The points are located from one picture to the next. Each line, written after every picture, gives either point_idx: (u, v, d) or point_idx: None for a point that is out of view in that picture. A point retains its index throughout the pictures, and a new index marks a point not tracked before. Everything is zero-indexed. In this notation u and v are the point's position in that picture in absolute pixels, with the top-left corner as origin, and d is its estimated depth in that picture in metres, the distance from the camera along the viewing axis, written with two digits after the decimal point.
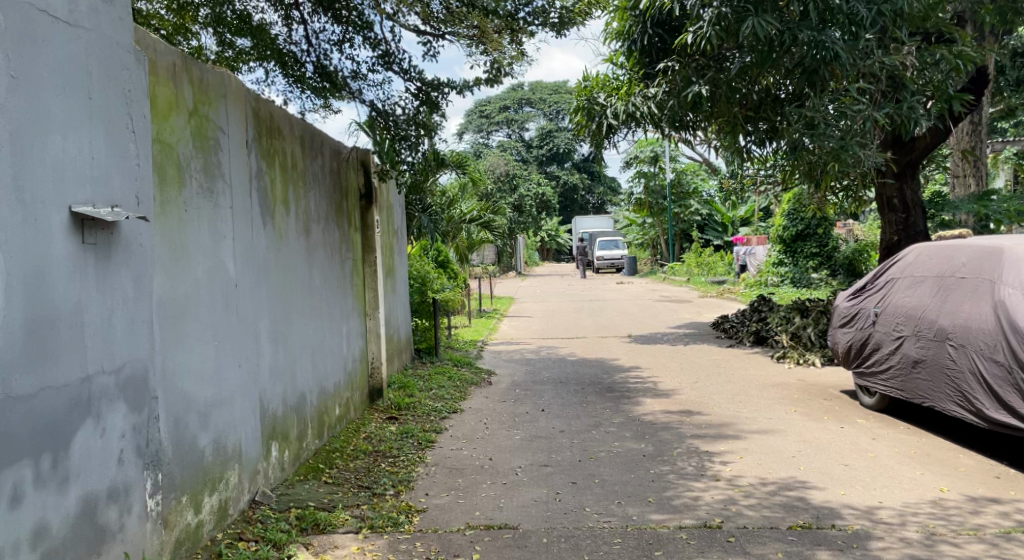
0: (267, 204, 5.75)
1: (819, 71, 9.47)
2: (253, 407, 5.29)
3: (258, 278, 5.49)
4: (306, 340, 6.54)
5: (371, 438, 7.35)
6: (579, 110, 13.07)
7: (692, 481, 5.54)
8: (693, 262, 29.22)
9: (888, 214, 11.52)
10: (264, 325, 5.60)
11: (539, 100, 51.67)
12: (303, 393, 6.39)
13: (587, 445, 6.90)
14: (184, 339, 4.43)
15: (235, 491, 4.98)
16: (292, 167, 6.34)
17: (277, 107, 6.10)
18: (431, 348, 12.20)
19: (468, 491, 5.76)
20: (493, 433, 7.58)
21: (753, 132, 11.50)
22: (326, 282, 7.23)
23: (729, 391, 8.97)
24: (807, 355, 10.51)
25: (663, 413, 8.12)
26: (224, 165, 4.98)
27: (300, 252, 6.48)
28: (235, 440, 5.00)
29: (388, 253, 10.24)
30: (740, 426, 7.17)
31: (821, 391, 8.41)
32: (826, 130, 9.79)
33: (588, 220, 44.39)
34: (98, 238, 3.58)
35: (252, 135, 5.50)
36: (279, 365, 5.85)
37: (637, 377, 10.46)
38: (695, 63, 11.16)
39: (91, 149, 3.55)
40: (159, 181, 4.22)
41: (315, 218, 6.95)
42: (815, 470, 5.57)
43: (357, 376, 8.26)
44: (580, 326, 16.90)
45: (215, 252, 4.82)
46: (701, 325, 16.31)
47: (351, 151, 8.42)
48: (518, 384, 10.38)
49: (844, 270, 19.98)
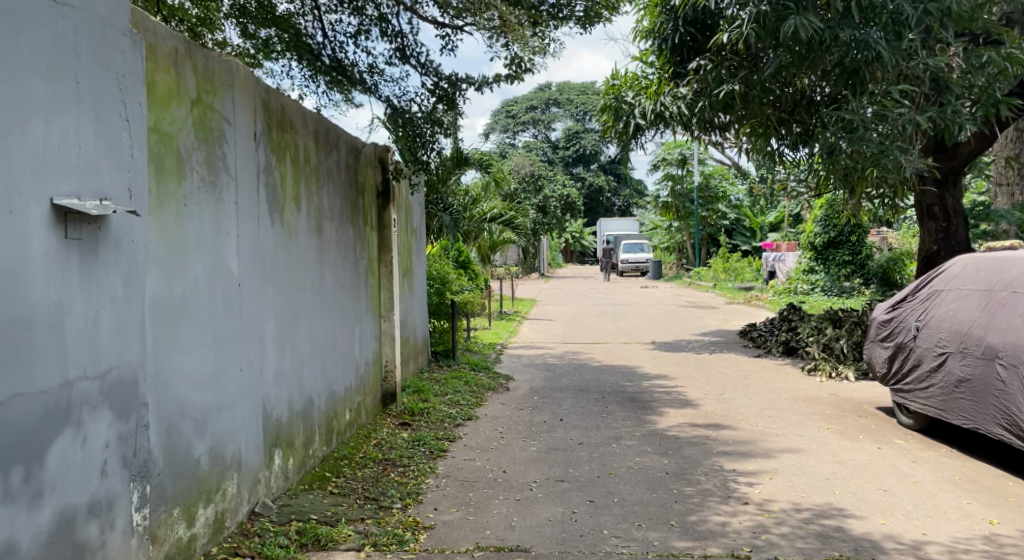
0: (276, 200, 5.49)
1: (859, 72, 9.17)
2: (256, 413, 5.05)
3: (264, 278, 5.23)
4: (315, 342, 6.27)
5: (381, 445, 7.08)
6: (606, 109, 12.80)
7: (719, 505, 5.21)
8: (720, 267, 28.74)
9: (928, 223, 11.09)
10: (270, 327, 5.34)
11: (567, 100, 51.31)
12: (311, 398, 6.13)
13: (608, 459, 6.58)
14: (180, 342, 4.17)
15: (234, 502, 4.73)
16: (304, 161, 6.08)
17: (289, 99, 5.83)
18: (448, 351, 11.93)
19: (481, 507, 5.47)
20: (509, 443, 7.28)
21: (785, 136, 11.31)
22: (339, 282, 6.97)
23: (756, 404, 8.61)
24: (840, 368, 10.12)
25: (687, 426, 7.78)
26: (229, 158, 4.72)
27: (311, 251, 6.22)
28: (236, 448, 4.76)
29: (406, 253, 9.98)
30: (769, 443, 6.83)
31: (855, 407, 8.03)
32: (865, 134, 9.39)
33: (614, 222, 43.98)
34: (83, 232, 3.31)
35: (262, 127, 5.24)
36: (285, 369, 5.59)
37: (661, 386, 10.12)
38: (728, 62, 10.80)
39: (78, 138, 3.28)
40: (156, 173, 3.96)
41: (328, 216, 6.69)
42: (852, 495, 5.23)
43: (370, 379, 8.00)
44: (602, 331, 16.55)
45: (217, 251, 4.55)
46: (728, 333, 15.90)
47: (368, 147, 8.15)
48: (537, 390, 10.08)
49: (878, 279, 19.44)
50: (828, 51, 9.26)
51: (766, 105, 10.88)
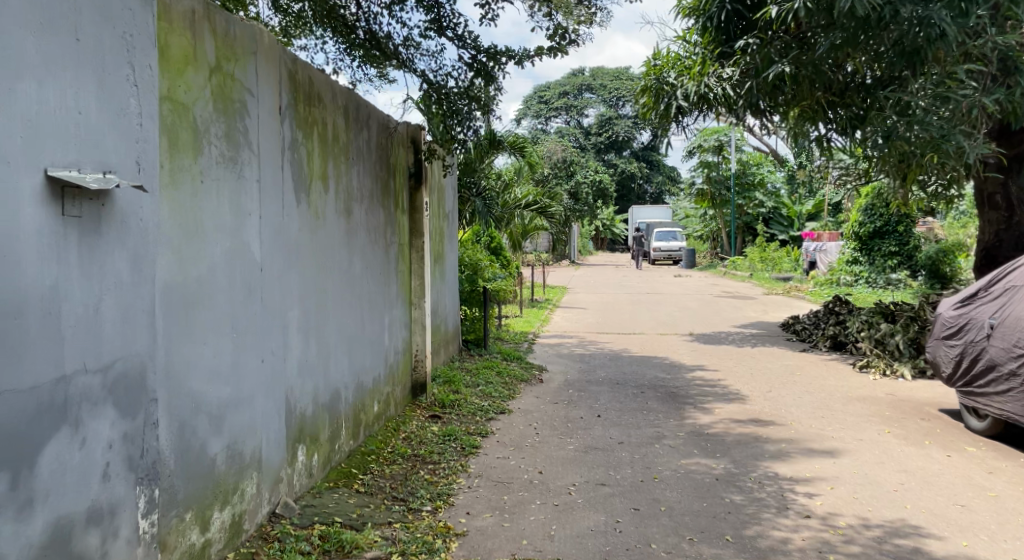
0: (302, 180, 5.12)
1: (921, 51, 8.59)
2: (278, 407, 4.70)
3: (287, 262, 4.87)
4: (342, 331, 5.91)
5: (410, 439, 6.72)
6: (646, 90, 12.51)
7: (779, 518, 5.17)
8: (757, 257, 28.19)
9: (988, 212, 10.63)
10: (294, 315, 4.98)
11: (601, 86, 50.63)
12: (337, 389, 5.78)
13: (652, 461, 6.26)
14: (197, 333, 3.82)
15: (253, 503, 4.38)
16: (332, 138, 5.70)
17: (317, 71, 5.45)
18: (479, 340, 11.61)
19: (516, 512, 5.18)
20: (544, 441, 6.89)
21: (834, 119, 10.92)
22: (368, 268, 6.60)
23: (808, 404, 8.28)
24: (895, 366, 9.81)
25: (733, 422, 7.42)
26: (252, 131, 4.35)
27: (339, 234, 5.85)
28: (256, 446, 4.41)
29: (438, 237, 9.62)
30: (823, 448, 6.55)
31: (916, 410, 7.82)
32: (925, 118, 9.11)
33: (646, 210, 43.33)
34: (83, 209, 2.96)
35: (287, 100, 4.87)
36: (309, 360, 5.23)
37: (702, 380, 9.73)
38: (779, 42, 10.26)
39: (78, 102, 2.92)
40: (171, 146, 3.58)
41: (357, 197, 6.31)
42: (927, 510, 5.27)
43: (400, 368, 7.64)
44: (636, 321, 16.12)
45: (237, 232, 4.19)
46: (769, 325, 15.41)
47: (400, 126, 7.77)
48: (572, 383, 9.68)
49: (927, 272, 18.50)
50: (885, 29, 8.66)
51: (818, 86, 10.39)
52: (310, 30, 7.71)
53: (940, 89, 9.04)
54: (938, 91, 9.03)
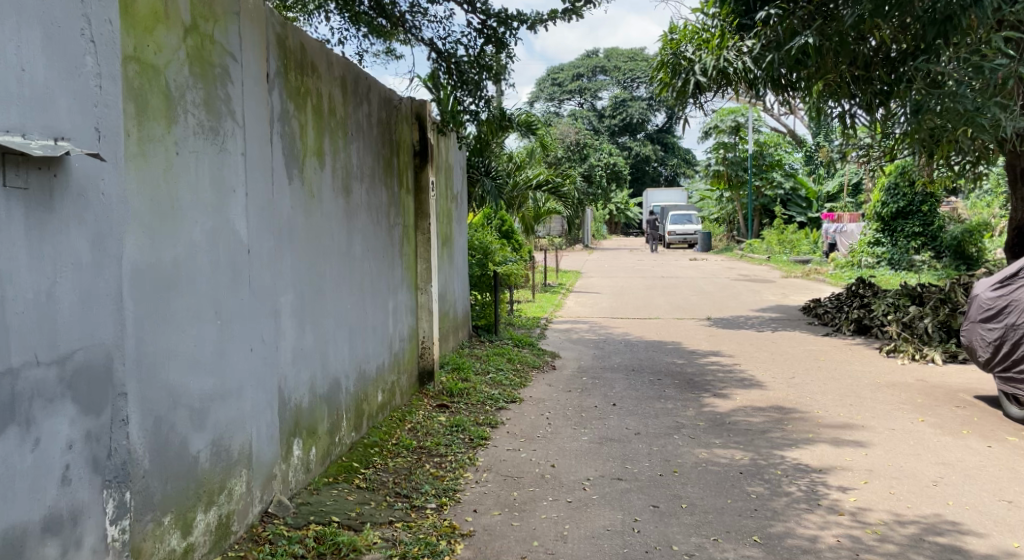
0: (294, 155, 4.77)
1: (954, 19, 8.16)
2: (271, 398, 4.35)
3: (278, 242, 4.53)
4: (341, 317, 5.57)
5: (416, 431, 6.39)
6: (663, 66, 12.17)
7: (806, 514, 4.81)
8: (774, 239, 27.94)
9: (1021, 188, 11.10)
10: (286, 299, 4.64)
11: (615, 68, 50.01)
12: (336, 378, 5.44)
13: (671, 453, 5.93)
14: (174, 318, 3.46)
15: (243, 503, 4.03)
16: (328, 112, 5.35)
17: (311, 38, 5.10)
18: (490, 326, 11.27)
19: (527, 509, 4.87)
20: (557, 432, 6.55)
21: (858, 94, 10.55)
22: (369, 251, 6.26)
23: (834, 392, 7.95)
24: (924, 350, 9.92)
25: (755, 409, 7.08)
26: (235, 99, 4.00)
27: (336, 214, 5.50)
28: (246, 441, 4.05)
29: (446, 219, 9.28)
30: (851, 438, 6.21)
31: (945, 405, 7.56)
32: (962, 90, 8.66)
33: (661, 193, 42.83)
34: (30, 179, 2.61)
35: (276, 68, 4.52)
36: (305, 347, 4.88)
37: (720, 366, 9.35)
38: (802, 12, 10.03)
39: (22, 57, 2.57)
40: (138, 111, 3.23)
41: (357, 175, 5.97)
42: (970, 507, 4.92)
43: (405, 356, 7.31)
44: (653, 306, 15.75)
45: (219, 209, 3.85)
46: (788, 309, 15.04)
47: (405, 101, 7.41)
48: (586, 370, 9.31)
49: (951, 252, 18.48)
50: None
51: (842, 59, 10.05)
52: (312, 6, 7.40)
53: (974, 59, 8.64)
54: (973, 60, 8.65)
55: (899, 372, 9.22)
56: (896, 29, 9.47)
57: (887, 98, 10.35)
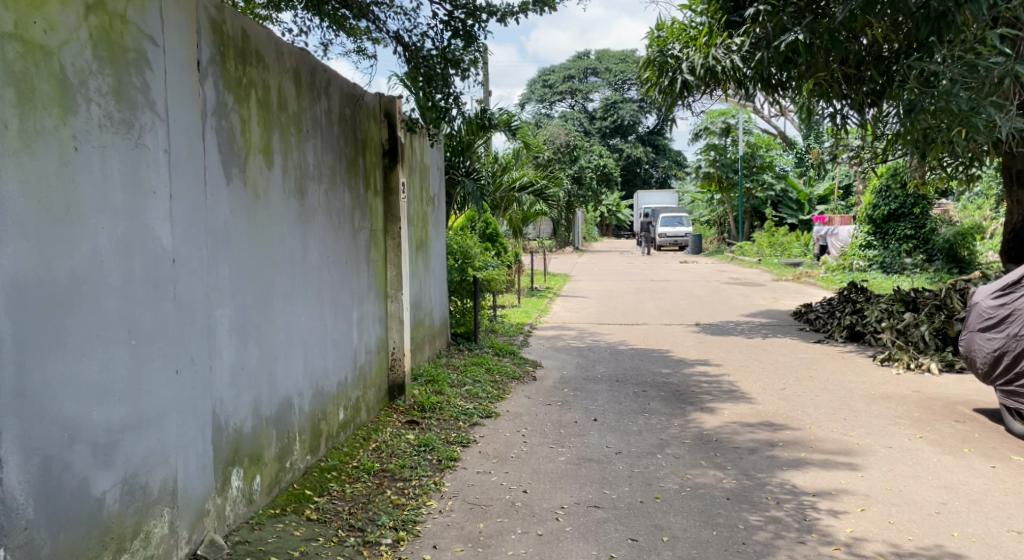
0: (233, 152, 4.28)
1: (948, 15, 7.80)
2: (205, 425, 3.87)
3: (213, 249, 4.05)
4: (294, 330, 5.08)
5: (380, 451, 5.90)
6: (649, 64, 11.82)
7: (796, 546, 4.37)
8: (765, 241, 27.61)
9: (1017, 191, 10.79)
10: (224, 313, 4.15)
11: (605, 70, 49.74)
12: (288, 397, 4.94)
13: (653, 476, 5.47)
14: (69, 336, 3.01)
15: (165, 546, 3.53)
16: (278, 106, 4.88)
17: (256, 26, 4.63)
18: (470, 334, 10.77)
19: (492, 545, 4.41)
20: (532, 451, 6.09)
21: (849, 95, 10.16)
22: (329, 258, 5.78)
23: (827, 406, 7.53)
24: (920, 359, 9.55)
25: (744, 425, 6.65)
26: (155, 88, 3.54)
27: (287, 218, 5.01)
28: (170, 476, 3.57)
29: (420, 223, 8.82)
30: (845, 459, 5.76)
31: (944, 419, 7.14)
32: (955, 89, 8.31)
33: (651, 195, 42.51)
34: None
35: (210, 55, 4.05)
36: (248, 366, 4.39)
37: (708, 376, 8.91)
38: (793, 7, 9.51)
39: None
40: (20, 99, 2.85)
41: (314, 175, 5.49)
42: (977, 539, 4.47)
43: (373, 370, 6.83)
44: (640, 311, 15.32)
45: (134, 213, 3.38)
46: (779, 314, 14.64)
47: (371, 97, 6.95)
48: (568, 381, 8.85)
49: (943, 255, 18.18)
50: None
51: (833, 58, 9.68)
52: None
53: (969, 57, 8.30)
54: (966, 59, 8.30)
55: (894, 382, 8.80)
56: (888, 29, 9.06)
57: (881, 98, 9.92)
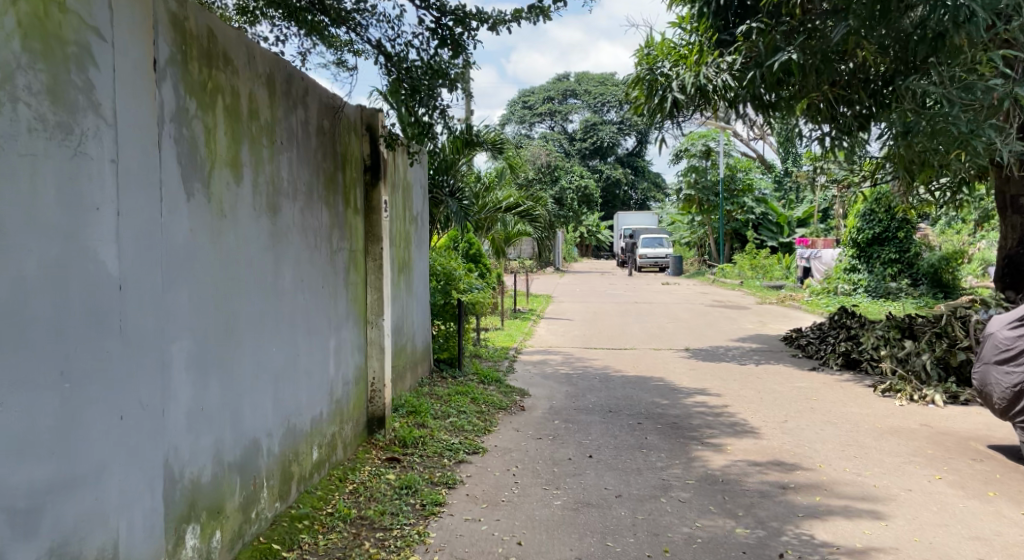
0: (195, 164, 3.78)
1: (946, 37, 7.47)
2: (156, 479, 3.36)
3: (169, 274, 3.54)
4: (263, 364, 4.55)
5: (358, 495, 5.37)
6: (638, 82, 11.27)
7: None
8: (747, 264, 27.32)
9: (1012, 217, 10.47)
10: (181, 347, 3.64)
11: (585, 91, 49.71)
12: (256, 439, 4.41)
13: (659, 524, 4.98)
14: None
15: None
16: (248, 114, 4.37)
17: (224, 25, 4.14)
18: (453, 359, 10.26)
19: None
20: (525, 495, 5.58)
21: (838, 118, 9.88)
22: (304, 282, 5.26)
23: (835, 442, 7.09)
24: (923, 391, 9.14)
25: (752, 465, 6.18)
26: (100, 88, 3.06)
27: (257, 238, 4.49)
28: (109, 540, 3.06)
29: (403, 244, 8.31)
30: (866, 505, 5.31)
31: (960, 458, 6.71)
32: (952, 112, 7.98)
33: (632, 216, 42.30)
34: None
35: (169, 54, 3.56)
36: (209, 407, 3.88)
37: (706, 407, 8.45)
38: (785, 26, 9.19)
39: None
40: None
41: (288, 191, 4.98)
42: None
43: (350, 402, 6.29)
44: (627, 335, 14.86)
45: (69, 235, 2.91)
46: (769, 339, 14.24)
47: (352, 109, 6.45)
48: (558, 411, 8.36)
49: (928, 280, 17.93)
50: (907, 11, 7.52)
51: (824, 81, 9.34)
52: (246, 6, 6.49)
53: (965, 79, 7.99)
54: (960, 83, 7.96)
55: (899, 415, 8.38)
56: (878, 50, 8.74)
57: (869, 120, 9.85)
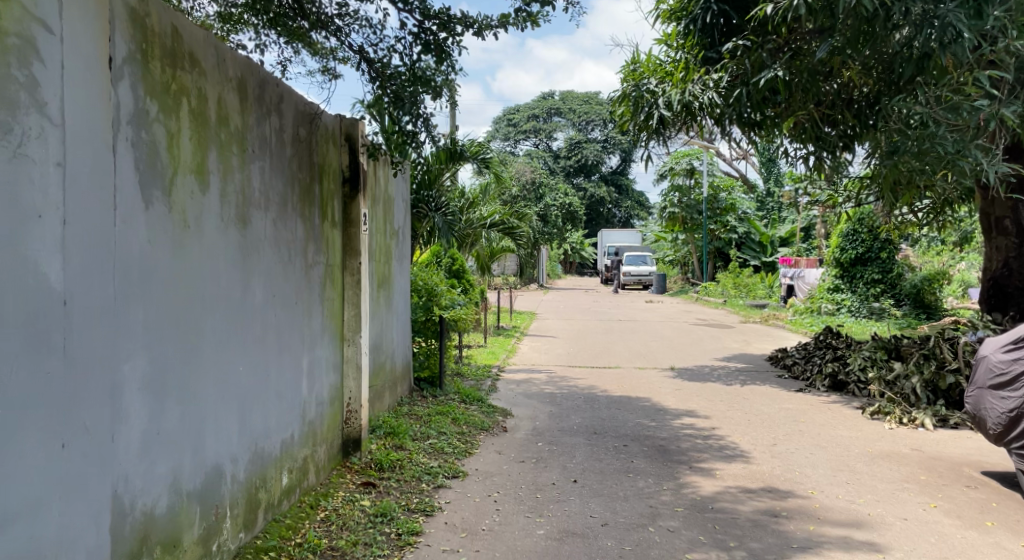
0: (155, 169, 3.52)
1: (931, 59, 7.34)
2: (103, 512, 3.08)
3: (122, 289, 3.27)
4: (228, 384, 4.27)
5: (329, 524, 5.08)
6: (624, 98, 10.97)
7: None
8: (730, 283, 27.18)
9: (997, 238, 10.37)
10: (135, 368, 3.37)
11: (570, 110, 49.73)
12: (218, 465, 4.13)
13: (646, 556, 4.74)
14: None
15: None
16: (215, 119, 4.12)
17: (191, 24, 3.89)
18: (434, 378, 9.98)
19: None
20: (507, 523, 5.32)
21: (823, 139, 9.73)
22: (275, 298, 4.99)
23: (827, 467, 6.88)
24: (912, 413, 8.96)
25: (744, 491, 5.94)
26: (46, 85, 2.82)
27: (224, 251, 4.23)
28: None
29: (382, 258, 8.05)
30: (862, 536, 5.09)
31: (955, 484, 6.51)
32: (938, 132, 7.83)
33: (615, 234, 42.16)
34: None
35: (127, 52, 3.31)
36: (165, 431, 3.60)
37: (694, 430, 8.22)
38: (771, 44, 9.02)
39: None
40: None
41: (258, 201, 4.71)
42: None
43: (324, 424, 6.01)
44: (612, 353, 14.63)
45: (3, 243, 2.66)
46: (755, 358, 14.05)
47: (330, 118, 6.21)
48: (541, 433, 8.10)
49: (911, 301, 17.93)
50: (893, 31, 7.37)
51: (810, 99, 9.19)
52: (228, 14, 6.28)
53: (953, 99, 7.81)
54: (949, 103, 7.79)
55: (890, 438, 8.20)
56: (864, 68, 8.60)
57: (853, 140, 9.65)
